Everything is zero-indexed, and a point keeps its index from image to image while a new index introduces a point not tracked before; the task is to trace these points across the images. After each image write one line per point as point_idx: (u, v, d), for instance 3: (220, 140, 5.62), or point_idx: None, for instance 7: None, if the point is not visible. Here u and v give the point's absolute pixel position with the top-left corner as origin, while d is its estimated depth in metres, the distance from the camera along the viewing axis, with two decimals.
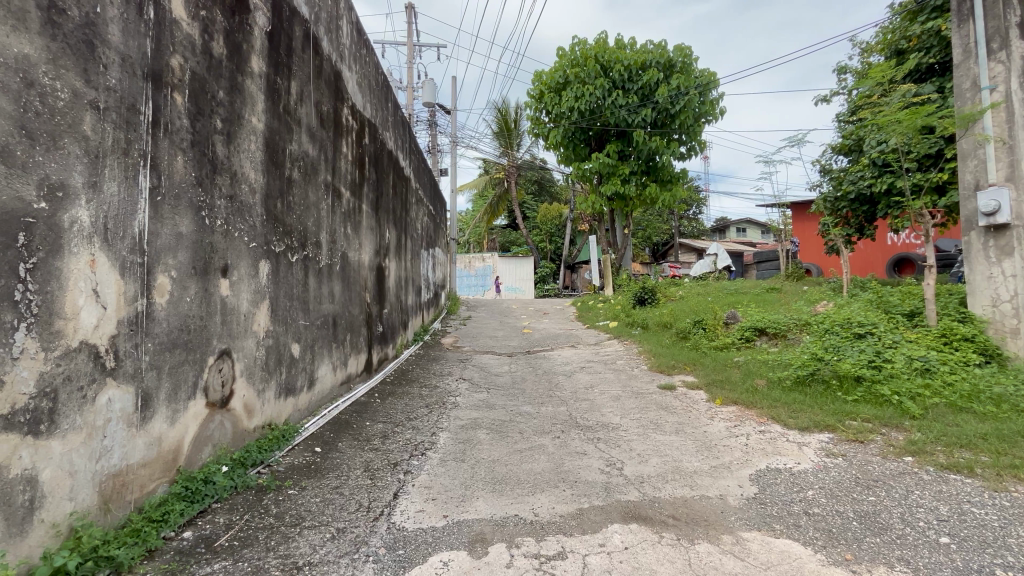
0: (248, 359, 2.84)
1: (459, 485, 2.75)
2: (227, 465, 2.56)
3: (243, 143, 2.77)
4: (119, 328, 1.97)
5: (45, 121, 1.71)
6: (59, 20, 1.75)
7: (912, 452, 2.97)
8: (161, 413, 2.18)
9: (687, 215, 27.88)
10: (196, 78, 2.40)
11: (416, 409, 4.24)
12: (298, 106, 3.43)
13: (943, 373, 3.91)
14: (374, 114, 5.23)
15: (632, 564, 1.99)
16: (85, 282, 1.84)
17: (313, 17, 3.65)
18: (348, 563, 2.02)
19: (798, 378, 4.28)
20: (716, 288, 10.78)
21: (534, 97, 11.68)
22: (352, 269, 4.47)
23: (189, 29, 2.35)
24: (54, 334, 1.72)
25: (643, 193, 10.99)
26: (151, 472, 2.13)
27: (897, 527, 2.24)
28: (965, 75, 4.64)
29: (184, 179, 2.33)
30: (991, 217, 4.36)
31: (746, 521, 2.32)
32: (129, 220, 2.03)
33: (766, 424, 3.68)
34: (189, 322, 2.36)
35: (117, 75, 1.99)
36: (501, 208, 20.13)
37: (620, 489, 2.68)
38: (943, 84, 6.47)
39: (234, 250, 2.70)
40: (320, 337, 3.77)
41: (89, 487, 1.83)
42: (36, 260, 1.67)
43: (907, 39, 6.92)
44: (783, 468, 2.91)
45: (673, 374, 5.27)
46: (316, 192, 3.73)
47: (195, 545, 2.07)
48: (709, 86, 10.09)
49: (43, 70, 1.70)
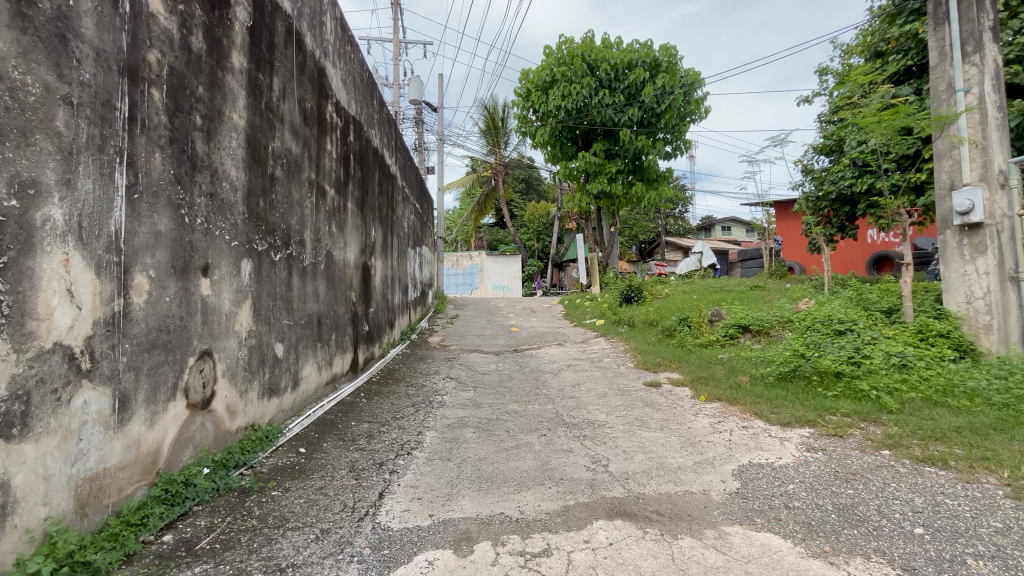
0: (229, 360, 2.79)
1: (446, 484, 2.75)
2: (208, 467, 2.52)
3: (224, 140, 2.73)
4: (95, 328, 1.93)
5: (15, 117, 1.67)
6: (29, 12, 1.70)
7: (889, 445, 3.04)
8: (139, 415, 2.13)
9: (672, 214, 28.27)
10: (174, 74, 2.35)
11: (402, 409, 4.22)
12: (281, 103, 3.38)
13: (919, 368, 4.01)
14: (360, 111, 5.19)
15: (616, 560, 2.01)
16: (59, 282, 1.80)
17: (295, 12, 3.60)
18: (333, 564, 2.00)
19: (780, 374, 4.36)
20: (699, 288, 10.55)
21: (521, 95, 11.62)
22: (336, 267, 4.42)
23: (167, 24, 2.30)
24: (26, 335, 1.68)
25: (629, 192, 11.07)
26: (128, 475, 2.09)
27: (874, 520, 2.29)
28: (940, 77, 4.76)
29: (162, 176, 2.28)
30: (965, 216, 4.46)
31: (728, 515, 2.36)
32: (105, 217, 1.99)
33: (748, 420, 3.73)
34: (168, 322, 2.32)
35: (92, 70, 1.94)
36: (489, 206, 20.14)
37: (606, 486, 2.71)
38: (921, 87, 6.63)
39: (214, 248, 2.66)
40: (304, 337, 3.72)
41: (64, 491, 1.79)
42: (6, 259, 1.63)
43: (885, 41, 7.06)
44: (765, 463, 2.96)
45: (659, 371, 5.34)
46: (300, 190, 3.68)
47: (175, 549, 2.03)
48: (694, 86, 10.18)
49: (13, 64, 1.66)
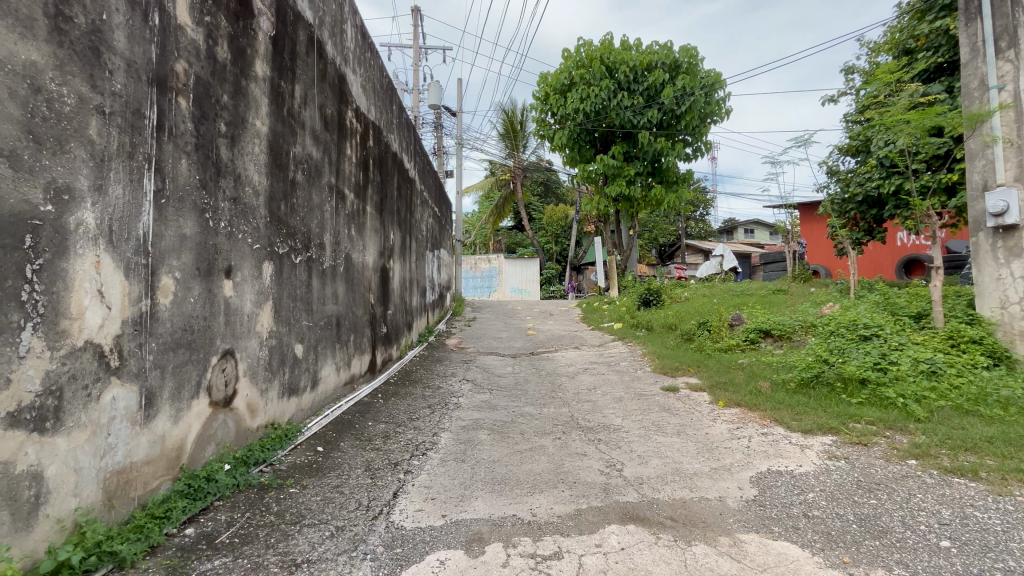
0: (251, 359, 2.87)
1: (459, 484, 2.77)
2: (229, 463, 2.59)
3: (247, 146, 2.81)
4: (123, 328, 2.01)
5: (52, 126, 1.76)
6: (65, 27, 1.79)
7: (916, 455, 2.95)
8: (164, 412, 2.22)
9: (694, 216, 27.94)
10: (200, 83, 2.44)
11: (419, 410, 4.27)
12: (302, 109, 3.46)
13: (949, 376, 3.87)
14: (379, 116, 5.28)
15: (628, 565, 1.99)
16: (90, 283, 1.88)
17: (317, 20, 3.69)
18: (346, 560, 2.04)
19: (802, 380, 4.26)
20: (722, 288, 11.14)
21: (539, 98, 11.63)
22: (355, 270, 4.50)
23: (194, 35, 2.39)
24: (59, 333, 1.77)
25: (648, 194, 10.99)
26: (154, 469, 2.17)
27: (897, 531, 2.22)
28: (973, 74, 4.61)
29: (188, 182, 2.37)
30: (999, 218, 4.29)
31: (744, 523, 2.32)
32: (135, 221, 2.08)
33: (768, 426, 3.65)
34: (193, 322, 2.40)
35: (123, 81, 2.03)
36: (507, 209, 20.18)
37: (619, 490, 2.69)
38: (952, 84, 6.43)
39: (237, 251, 2.74)
40: (324, 338, 3.81)
41: (93, 483, 1.87)
42: (43, 261, 1.71)
43: (914, 38, 6.87)
44: (784, 471, 2.89)
45: (677, 376, 5.27)
46: (320, 194, 3.77)
47: (196, 542, 2.10)
48: (715, 86, 10.06)
49: (50, 76, 1.75)
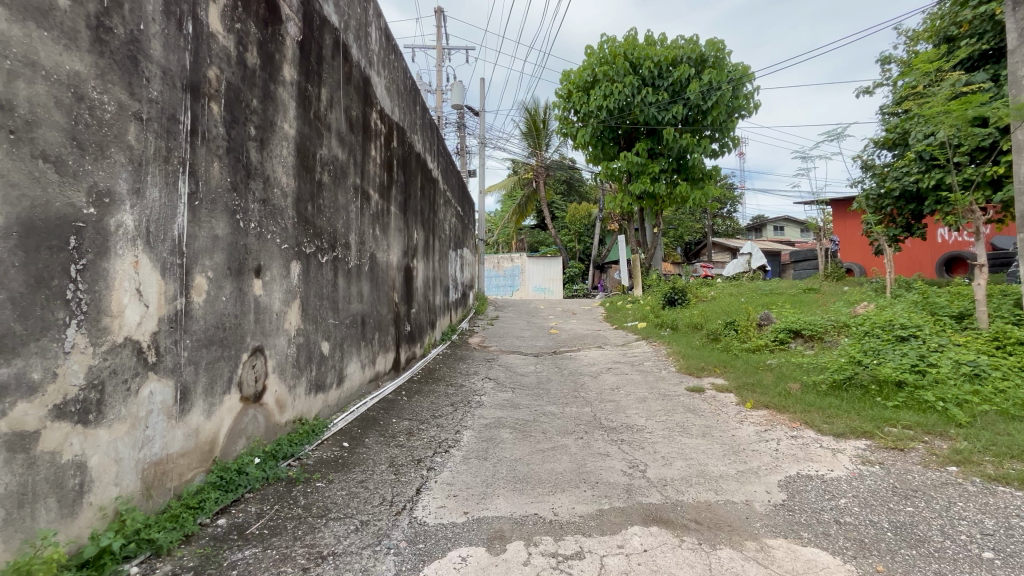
0: (280, 356, 2.95)
1: (481, 482, 2.79)
2: (259, 457, 2.68)
3: (275, 149, 2.89)
4: (159, 325, 2.09)
5: (93, 133, 1.84)
6: (106, 37, 1.88)
7: (957, 461, 2.83)
8: (198, 406, 2.30)
9: (721, 213, 27.37)
10: (231, 88, 2.52)
11: (442, 407, 4.31)
12: (328, 112, 3.54)
13: (994, 379, 3.69)
14: (403, 117, 5.34)
15: (650, 567, 1.97)
16: (130, 282, 1.96)
17: (342, 24, 3.77)
18: (370, 554, 2.08)
19: (834, 382, 4.12)
20: (750, 288, 10.57)
21: (562, 96, 11.57)
22: (380, 269, 4.57)
23: (225, 42, 2.47)
24: (101, 330, 1.85)
25: (673, 191, 10.80)
26: (189, 461, 2.26)
27: (935, 540, 2.14)
28: (1020, 61, 4.38)
29: (220, 184, 2.45)
30: None
31: (772, 528, 2.26)
32: (170, 222, 2.16)
33: (798, 429, 3.56)
34: (224, 320, 2.48)
35: (159, 88, 2.11)
36: (529, 208, 20.16)
37: (642, 491, 2.66)
38: (998, 72, 6.12)
39: (267, 251, 2.82)
40: (349, 336, 3.88)
41: (133, 473, 1.96)
42: (86, 261, 1.80)
43: (957, 25, 6.56)
44: (814, 475, 2.81)
45: (702, 376, 5.18)
46: (345, 195, 3.84)
47: (228, 532, 2.17)
48: (743, 80, 9.83)
49: (92, 85, 1.83)
